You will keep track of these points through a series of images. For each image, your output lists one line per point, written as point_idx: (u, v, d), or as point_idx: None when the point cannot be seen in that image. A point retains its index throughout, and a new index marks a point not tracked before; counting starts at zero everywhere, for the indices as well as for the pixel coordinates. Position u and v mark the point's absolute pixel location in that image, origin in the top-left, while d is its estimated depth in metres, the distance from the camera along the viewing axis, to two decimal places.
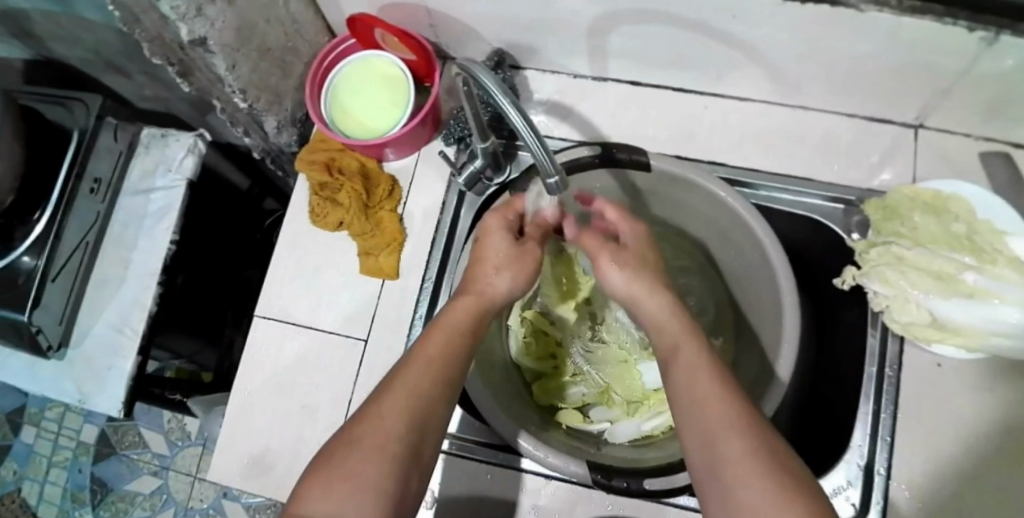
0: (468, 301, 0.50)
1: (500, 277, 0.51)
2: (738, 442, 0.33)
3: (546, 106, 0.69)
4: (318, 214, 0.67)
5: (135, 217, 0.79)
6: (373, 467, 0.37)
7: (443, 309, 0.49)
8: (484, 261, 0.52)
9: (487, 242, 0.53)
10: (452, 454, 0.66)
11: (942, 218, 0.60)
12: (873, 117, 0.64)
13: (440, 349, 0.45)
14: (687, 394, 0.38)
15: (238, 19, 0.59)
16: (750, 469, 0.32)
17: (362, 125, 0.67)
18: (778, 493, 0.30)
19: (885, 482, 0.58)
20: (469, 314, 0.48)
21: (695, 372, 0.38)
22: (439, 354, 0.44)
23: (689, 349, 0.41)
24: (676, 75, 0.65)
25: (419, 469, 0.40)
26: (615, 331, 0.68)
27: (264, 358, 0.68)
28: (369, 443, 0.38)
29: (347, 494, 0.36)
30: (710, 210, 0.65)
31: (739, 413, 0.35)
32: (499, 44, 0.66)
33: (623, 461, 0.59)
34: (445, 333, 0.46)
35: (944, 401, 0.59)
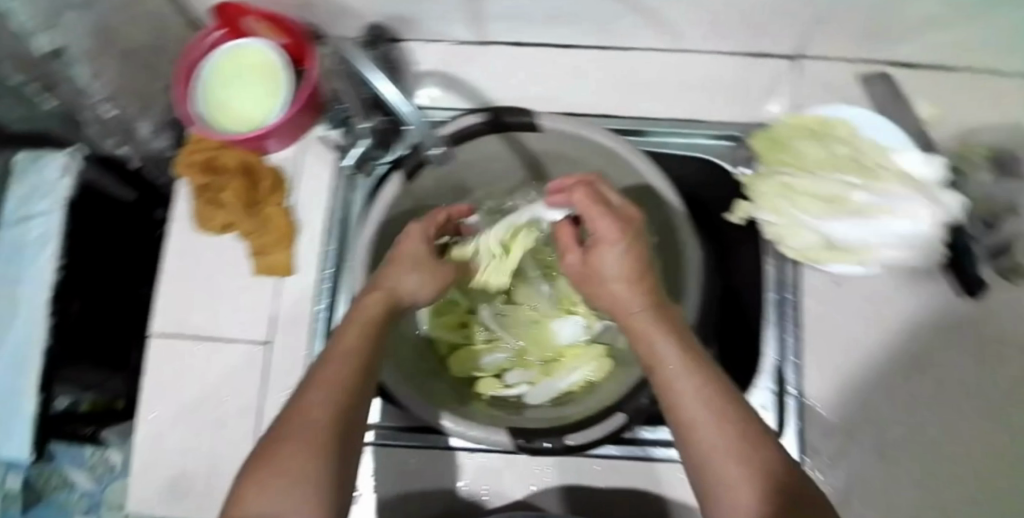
0: (375, 300, 0.45)
1: (416, 277, 0.49)
2: (725, 443, 0.31)
3: (431, 77, 0.67)
4: (203, 217, 0.64)
5: (16, 250, 0.73)
6: (306, 457, 0.34)
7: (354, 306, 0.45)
8: (397, 258, 0.50)
9: (402, 248, 0.51)
10: (382, 446, 0.64)
11: (826, 142, 0.60)
12: (754, 52, 0.64)
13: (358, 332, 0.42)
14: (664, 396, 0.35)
15: (97, 24, 0.56)
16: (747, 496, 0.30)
17: (240, 118, 0.64)
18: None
19: (798, 402, 0.59)
20: (381, 306, 0.45)
21: (666, 366, 0.35)
22: (355, 340, 0.41)
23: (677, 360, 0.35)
24: (557, 31, 0.64)
25: (353, 449, 0.37)
26: (528, 292, 0.70)
27: (167, 373, 0.64)
28: (301, 437, 0.34)
29: (288, 485, 0.32)
30: (599, 163, 0.65)
31: (722, 411, 0.33)
32: (373, 19, 0.64)
33: (546, 421, 0.58)
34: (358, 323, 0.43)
35: (847, 319, 0.61)
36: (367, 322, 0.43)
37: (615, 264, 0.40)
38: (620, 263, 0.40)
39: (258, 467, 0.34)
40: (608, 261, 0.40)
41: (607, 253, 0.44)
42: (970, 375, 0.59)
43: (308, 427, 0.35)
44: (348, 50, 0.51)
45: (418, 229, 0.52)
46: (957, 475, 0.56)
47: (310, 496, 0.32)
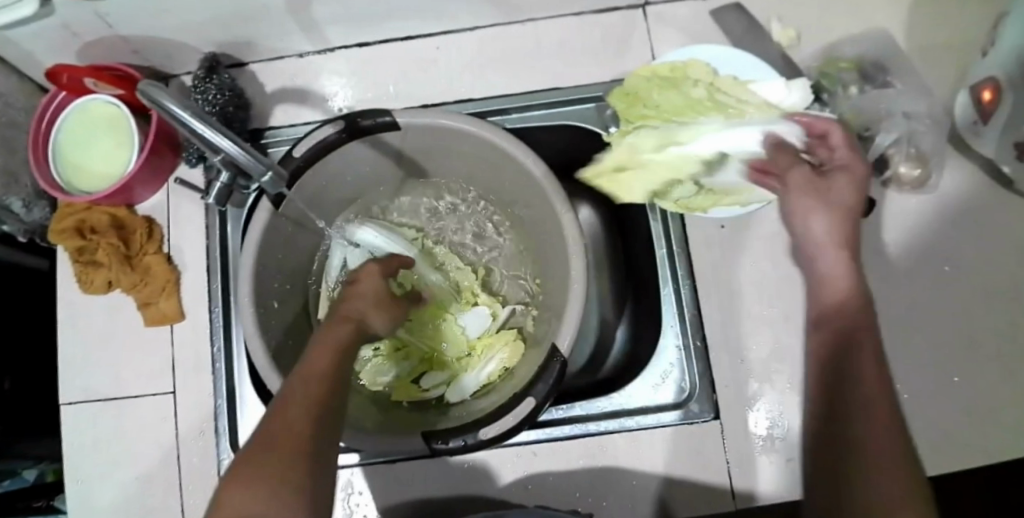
0: (335, 329, 0.43)
1: (377, 313, 0.48)
2: (889, 405, 0.38)
3: (281, 96, 0.65)
4: (84, 280, 0.63)
5: None
6: (290, 465, 0.32)
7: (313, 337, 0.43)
8: (353, 296, 0.48)
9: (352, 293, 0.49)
10: (369, 465, 0.58)
11: (682, 87, 0.58)
12: (599, 8, 0.62)
13: (330, 355, 0.40)
14: (863, 365, 0.41)
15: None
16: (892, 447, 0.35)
17: (102, 177, 0.63)
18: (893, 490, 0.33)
19: (705, 352, 0.57)
20: (347, 336, 0.43)
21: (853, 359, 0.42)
22: (330, 364, 0.39)
23: (855, 321, 0.45)
24: (394, 25, 0.62)
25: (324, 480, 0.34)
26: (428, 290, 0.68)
27: (82, 440, 0.64)
28: (278, 442, 0.33)
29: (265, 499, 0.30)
30: (467, 148, 0.62)
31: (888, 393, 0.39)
32: (209, 48, 0.63)
33: (478, 413, 0.57)
34: (328, 347, 0.41)
35: (742, 261, 0.58)
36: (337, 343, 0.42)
37: (826, 224, 0.50)
38: (834, 219, 0.50)
39: (245, 473, 0.32)
40: (846, 199, 0.50)
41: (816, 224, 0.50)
42: (888, 302, 0.56)
43: (283, 431, 0.34)
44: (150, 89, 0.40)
45: (375, 268, 0.53)
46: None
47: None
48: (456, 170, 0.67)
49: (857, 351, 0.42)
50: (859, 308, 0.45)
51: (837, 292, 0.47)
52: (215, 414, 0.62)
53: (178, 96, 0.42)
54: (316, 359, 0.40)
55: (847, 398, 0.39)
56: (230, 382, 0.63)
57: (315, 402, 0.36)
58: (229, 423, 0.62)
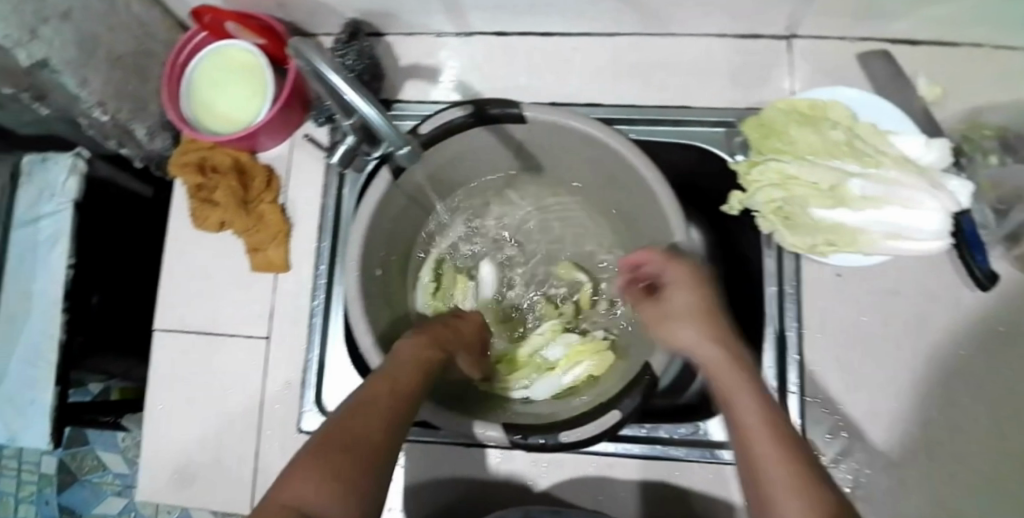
0: (422, 336, 0.46)
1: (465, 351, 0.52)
2: (800, 503, 0.30)
3: (414, 71, 0.67)
4: (200, 216, 0.65)
5: (30, 249, 0.76)
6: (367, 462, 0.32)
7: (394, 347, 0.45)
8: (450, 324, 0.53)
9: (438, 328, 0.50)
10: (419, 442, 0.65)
11: (820, 127, 0.58)
12: (744, 33, 0.62)
13: (414, 362, 0.42)
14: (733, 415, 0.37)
15: (77, 34, 0.58)
16: (781, 479, 0.31)
17: (229, 119, 0.65)
18: (802, 481, 0.31)
19: (801, 400, 0.58)
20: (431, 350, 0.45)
21: (744, 416, 0.36)
22: (407, 370, 0.41)
23: (733, 357, 0.42)
24: (537, 20, 0.63)
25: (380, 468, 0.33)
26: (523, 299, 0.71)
27: (170, 369, 0.66)
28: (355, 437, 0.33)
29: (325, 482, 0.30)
30: (593, 154, 0.63)
31: (773, 426, 0.35)
32: (354, 14, 0.64)
33: (537, 418, 0.57)
34: (405, 354, 0.43)
35: (846, 311, 0.59)
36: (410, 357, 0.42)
37: (688, 332, 0.44)
38: (683, 311, 0.46)
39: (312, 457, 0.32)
40: (679, 299, 0.47)
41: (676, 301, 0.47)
42: (994, 385, 0.57)
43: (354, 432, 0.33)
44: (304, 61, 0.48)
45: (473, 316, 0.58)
46: (975, 487, 0.55)
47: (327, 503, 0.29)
48: (571, 168, 0.67)
49: (738, 376, 0.39)
50: (711, 365, 0.42)
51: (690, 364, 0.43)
52: (304, 367, 0.64)
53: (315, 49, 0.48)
54: (391, 367, 0.41)
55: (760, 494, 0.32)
56: (323, 339, 0.65)
57: (392, 404, 0.37)
58: (317, 379, 0.64)
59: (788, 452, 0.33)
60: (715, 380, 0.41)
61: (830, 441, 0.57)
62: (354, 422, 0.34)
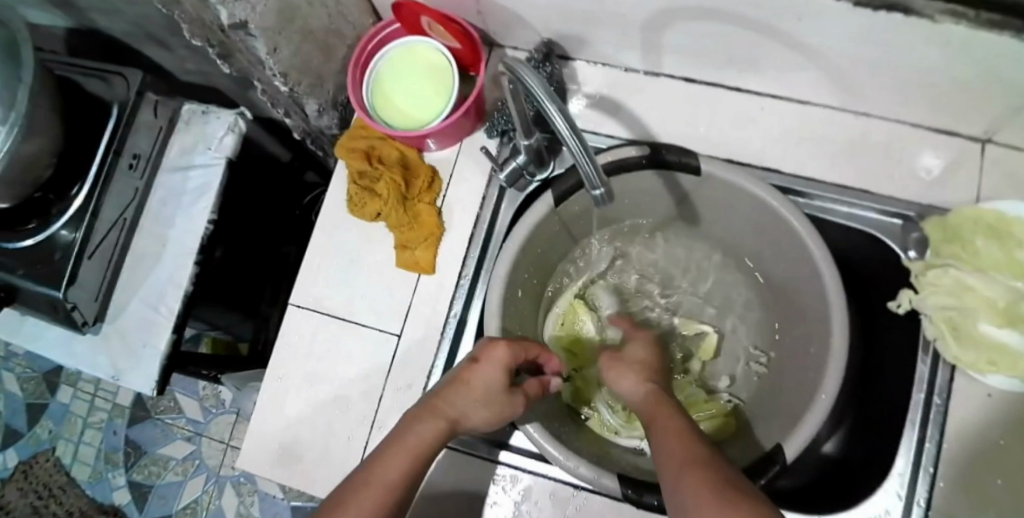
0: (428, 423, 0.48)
1: (480, 410, 0.50)
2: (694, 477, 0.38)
3: (593, 100, 0.68)
4: (356, 203, 0.67)
5: (174, 194, 0.79)
6: None
7: (388, 433, 0.48)
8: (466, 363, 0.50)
9: (473, 375, 0.49)
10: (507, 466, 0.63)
11: (1006, 246, 0.57)
12: (939, 127, 0.62)
13: (408, 455, 0.46)
14: (660, 448, 0.42)
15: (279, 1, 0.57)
16: (698, 487, 0.37)
17: (404, 114, 0.65)
18: (700, 489, 0.37)
19: (924, 514, 0.56)
20: (432, 439, 0.47)
21: (667, 438, 0.42)
22: (391, 474, 0.44)
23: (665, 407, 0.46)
24: (731, 74, 0.63)
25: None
26: None
27: (296, 344, 0.67)
28: None
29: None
30: (762, 220, 0.61)
31: (704, 456, 0.40)
32: (549, 35, 0.64)
33: (652, 474, 0.57)
34: (393, 453, 0.46)
35: (988, 432, 0.58)
36: (418, 432, 0.47)
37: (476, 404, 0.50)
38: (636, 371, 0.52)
39: None
40: (638, 352, 0.55)
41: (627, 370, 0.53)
42: None
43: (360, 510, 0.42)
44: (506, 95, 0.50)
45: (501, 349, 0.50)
46: None
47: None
48: (731, 229, 0.67)
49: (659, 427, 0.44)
50: (642, 403, 0.49)
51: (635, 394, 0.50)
52: (428, 371, 0.64)
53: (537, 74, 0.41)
54: (386, 458, 0.46)
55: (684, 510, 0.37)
56: (454, 345, 0.65)
57: (373, 512, 0.42)
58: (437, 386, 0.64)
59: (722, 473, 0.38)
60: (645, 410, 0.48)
61: None
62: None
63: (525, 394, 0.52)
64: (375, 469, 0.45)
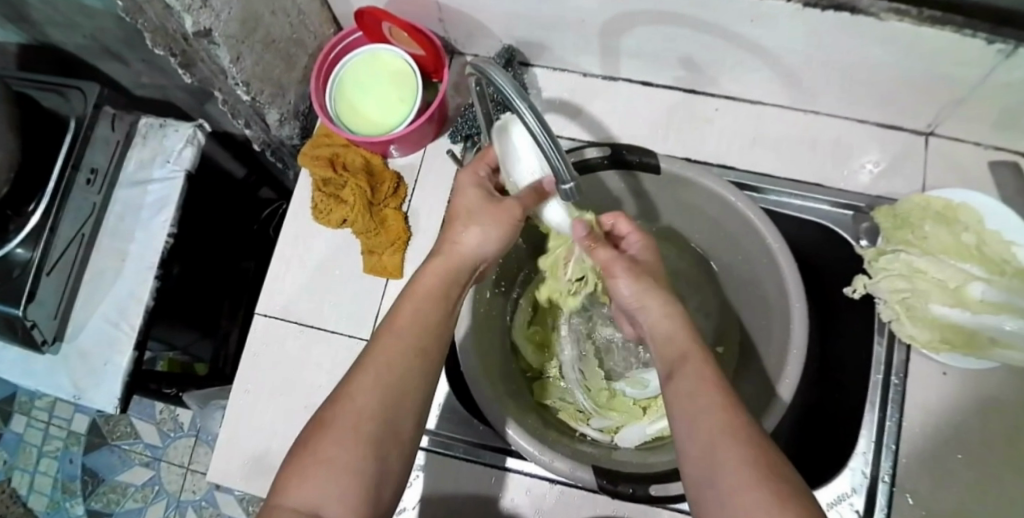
0: (436, 265, 0.47)
1: (474, 233, 0.48)
2: (722, 419, 0.35)
3: (554, 104, 0.70)
4: (321, 211, 0.67)
5: (132, 208, 0.78)
6: (346, 449, 0.36)
7: (388, 310, 0.44)
8: (453, 219, 0.49)
9: (463, 203, 0.50)
10: (484, 465, 0.64)
11: (953, 228, 0.61)
12: (884, 123, 0.65)
13: (409, 325, 0.42)
14: (690, 411, 0.37)
15: (243, 10, 0.57)
16: (742, 470, 0.32)
17: (368, 121, 0.66)
18: (737, 431, 0.34)
19: (889, 489, 0.58)
20: (440, 279, 0.46)
21: (694, 368, 0.39)
22: (396, 350, 0.41)
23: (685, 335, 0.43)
24: (686, 76, 0.65)
25: (399, 450, 0.38)
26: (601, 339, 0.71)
27: (264, 355, 0.66)
28: (342, 427, 0.37)
29: (331, 479, 0.35)
30: (719, 214, 0.63)
31: (737, 425, 0.35)
32: (509, 41, 0.66)
33: (626, 464, 0.57)
34: (396, 330, 0.42)
35: (945, 407, 0.60)
36: (424, 295, 0.45)
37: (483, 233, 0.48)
38: (642, 289, 0.47)
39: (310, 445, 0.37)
40: (646, 264, 0.50)
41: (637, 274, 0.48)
42: None
43: (357, 406, 0.38)
44: (471, 98, 0.52)
45: (469, 180, 0.51)
46: None
47: (343, 507, 0.34)
48: (690, 225, 0.69)
49: (682, 359, 0.41)
50: (671, 336, 0.43)
51: (659, 319, 0.45)
52: None
53: (509, 74, 0.41)
54: (390, 335, 0.42)
55: (706, 465, 0.34)
56: None
57: (375, 396, 0.38)
58: None
59: (757, 448, 0.33)
60: (673, 350, 0.42)
61: None
62: (347, 419, 0.37)
63: (520, 203, 0.49)
64: (377, 348, 0.41)
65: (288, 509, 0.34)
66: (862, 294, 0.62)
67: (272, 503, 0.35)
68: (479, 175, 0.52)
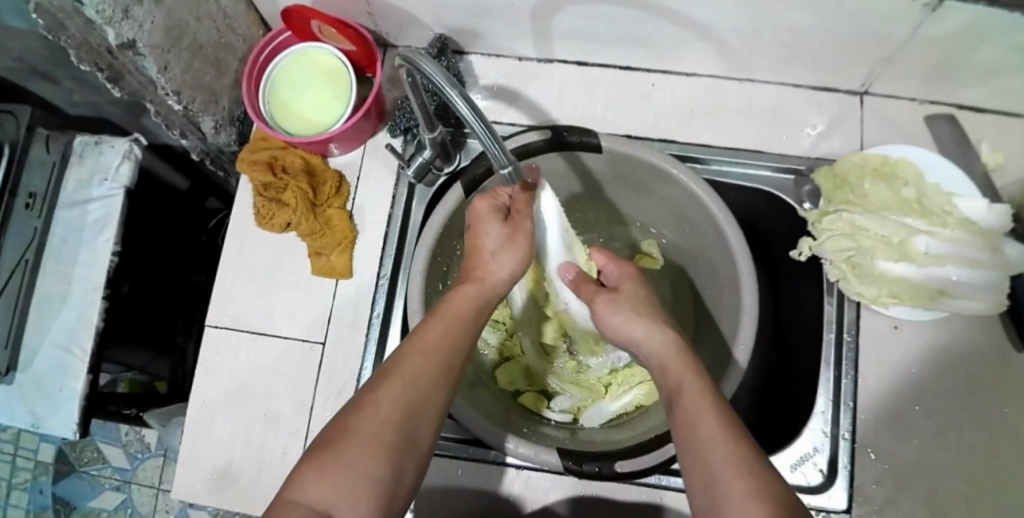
0: (469, 289, 0.47)
1: (498, 261, 0.49)
2: (728, 451, 0.34)
3: (493, 91, 0.69)
4: (264, 215, 0.66)
5: (74, 230, 0.76)
6: (366, 454, 0.35)
7: (415, 327, 0.44)
8: (477, 249, 0.50)
9: (480, 229, 0.50)
10: (453, 457, 0.63)
11: (892, 184, 0.61)
12: (819, 86, 0.65)
13: (439, 345, 0.42)
14: (693, 443, 0.36)
15: (167, 18, 0.56)
16: (745, 507, 0.31)
17: (305, 122, 0.65)
18: (748, 467, 0.33)
19: (851, 446, 0.59)
20: (469, 302, 0.46)
21: (693, 394, 0.38)
22: (423, 365, 0.40)
23: (687, 363, 0.42)
24: (621, 53, 0.65)
25: (414, 460, 0.38)
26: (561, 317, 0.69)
27: (218, 366, 0.65)
28: (365, 430, 0.36)
29: (346, 485, 0.34)
30: (662, 189, 0.63)
31: (743, 454, 0.34)
32: (441, 30, 0.65)
33: (590, 444, 0.58)
34: (421, 346, 0.41)
35: (901, 361, 0.60)
36: (455, 317, 0.44)
37: (510, 263, 0.49)
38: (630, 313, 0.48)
39: (329, 448, 0.36)
40: (631, 286, 0.52)
41: (623, 303, 0.49)
42: None
43: (379, 415, 0.37)
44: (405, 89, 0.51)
45: (483, 206, 0.51)
46: None
47: (355, 509, 0.34)
48: (638, 201, 0.69)
49: (682, 387, 0.39)
50: (666, 366, 0.42)
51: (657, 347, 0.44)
52: (357, 376, 0.63)
53: (439, 63, 0.42)
54: (418, 352, 0.41)
55: (713, 499, 0.33)
56: (380, 345, 0.64)
57: (399, 410, 0.38)
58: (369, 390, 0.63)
59: (765, 483, 0.32)
60: (672, 377, 0.41)
61: (873, 488, 0.58)
62: (370, 423, 0.37)
63: (529, 217, 0.51)
64: (403, 359, 0.41)
65: (300, 506, 0.33)
66: (810, 255, 0.62)
67: (283, 498, 0.34)
68: (495, 201, 0.51)
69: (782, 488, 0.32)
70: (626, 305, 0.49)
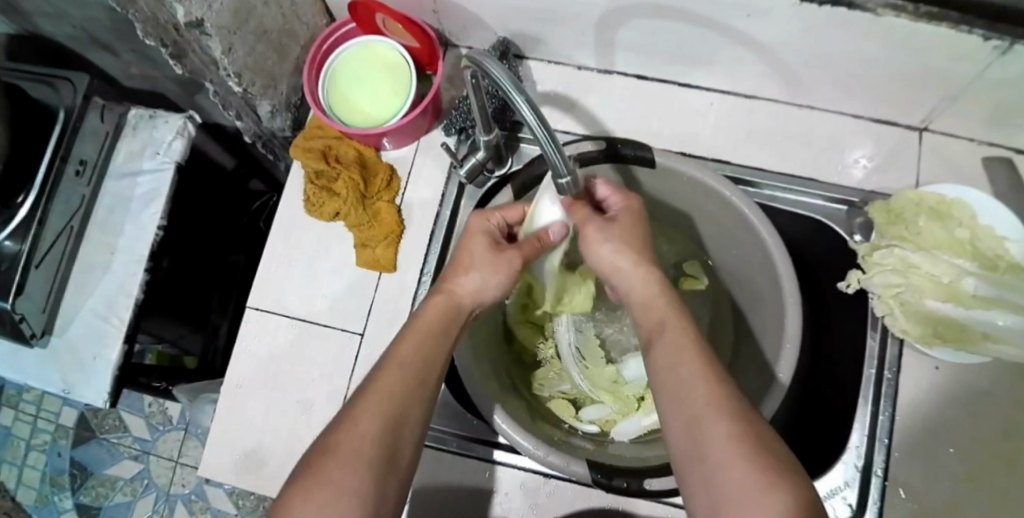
0: (437, 301, 0.47)
1: (477, 279, 0.49)
2: (706, 390, 0.36)
3: (550, 97, 0.69)
4: (313, 203, 0.67)
5: (122, 200, 0.77)
6: (349, 471, 0.35)
7: (390, 343, 0.43)
8: (457, 263, 0.50)
9: (467, 243, 0.51)
10: (478, 458, 0.63)
11: (947, 224, 0.60)
12: (879, 118, 0.65)
13: (414, 356, 0.42)
14: (674, 387, 0.37)
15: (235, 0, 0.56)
16: (725, 447, 0.32)
17: (361, 114, 0.65)
18: (727, 408, 0.34)
19: (882, 483, 0.58)
20: (441, 313, 0.46)
21: (677, 335, 0.40)
22: (400, 377, 0.40)
23: (666, 306, 0.44)
24: (682, 71, 0.65)
25: (398, 477, 0.37)
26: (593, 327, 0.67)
27: (258, 348, 0.66)
28: (346, 448, 0.36)
29: (332, 504, 0.33)
30: (713, 208, 0.63)
31: (721, 395, 0.35)
32: (504, 33, 0.65)
33: (622, 459, 0.57)
34: (399, 359, 0.41)
35: (937, 401, 0.60)
36: (426, 328, 0.44)
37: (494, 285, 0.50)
38: (618, 247, 0.48)
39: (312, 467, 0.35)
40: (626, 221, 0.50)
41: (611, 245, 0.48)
42: None
43: (359, 430, 0.37)
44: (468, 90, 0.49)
45: (479, 223, 0.52)
46: None
47: None
48: (685, 219, 0.69)
49: (665, 327, 0.42)
50: (649, 304, 0.45)
51: (647, 291, 0.45)
52: None
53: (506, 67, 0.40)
54: (392, 365, 0.41)
55: (694, 432, 0.35)
56: None
57: (378, 423, 0.37)
58: None
59: (744, 426, 0.33)
60: (652, 319, 0.43)
61: None
62: (353, 442, 0.36)
63: (524, 252, 0.51)
64: (379, 376, 0.40)
65: None
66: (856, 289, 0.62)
67: None
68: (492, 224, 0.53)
69: (763, 430, 0.33)
70: (616, 246, 0.48)
